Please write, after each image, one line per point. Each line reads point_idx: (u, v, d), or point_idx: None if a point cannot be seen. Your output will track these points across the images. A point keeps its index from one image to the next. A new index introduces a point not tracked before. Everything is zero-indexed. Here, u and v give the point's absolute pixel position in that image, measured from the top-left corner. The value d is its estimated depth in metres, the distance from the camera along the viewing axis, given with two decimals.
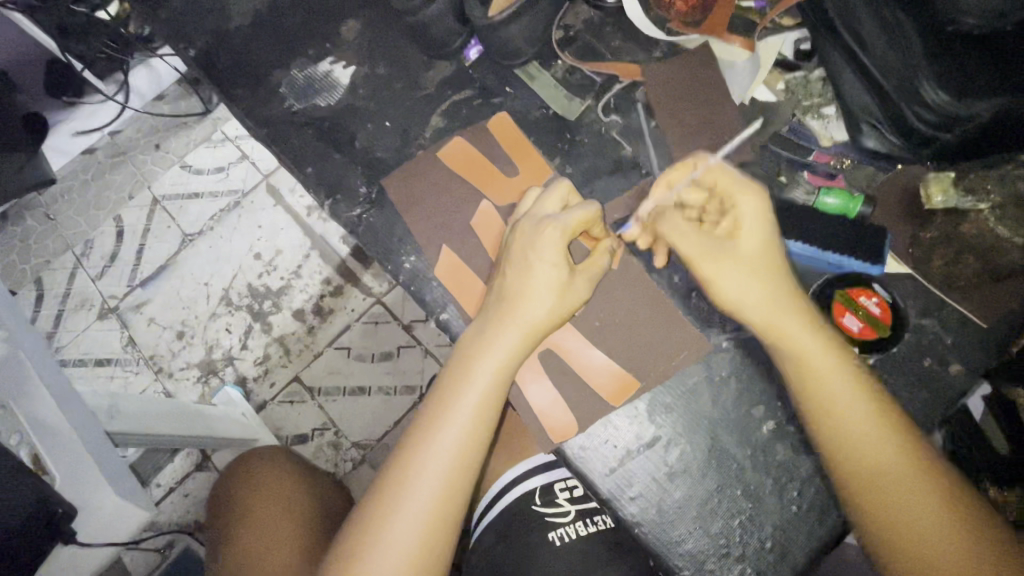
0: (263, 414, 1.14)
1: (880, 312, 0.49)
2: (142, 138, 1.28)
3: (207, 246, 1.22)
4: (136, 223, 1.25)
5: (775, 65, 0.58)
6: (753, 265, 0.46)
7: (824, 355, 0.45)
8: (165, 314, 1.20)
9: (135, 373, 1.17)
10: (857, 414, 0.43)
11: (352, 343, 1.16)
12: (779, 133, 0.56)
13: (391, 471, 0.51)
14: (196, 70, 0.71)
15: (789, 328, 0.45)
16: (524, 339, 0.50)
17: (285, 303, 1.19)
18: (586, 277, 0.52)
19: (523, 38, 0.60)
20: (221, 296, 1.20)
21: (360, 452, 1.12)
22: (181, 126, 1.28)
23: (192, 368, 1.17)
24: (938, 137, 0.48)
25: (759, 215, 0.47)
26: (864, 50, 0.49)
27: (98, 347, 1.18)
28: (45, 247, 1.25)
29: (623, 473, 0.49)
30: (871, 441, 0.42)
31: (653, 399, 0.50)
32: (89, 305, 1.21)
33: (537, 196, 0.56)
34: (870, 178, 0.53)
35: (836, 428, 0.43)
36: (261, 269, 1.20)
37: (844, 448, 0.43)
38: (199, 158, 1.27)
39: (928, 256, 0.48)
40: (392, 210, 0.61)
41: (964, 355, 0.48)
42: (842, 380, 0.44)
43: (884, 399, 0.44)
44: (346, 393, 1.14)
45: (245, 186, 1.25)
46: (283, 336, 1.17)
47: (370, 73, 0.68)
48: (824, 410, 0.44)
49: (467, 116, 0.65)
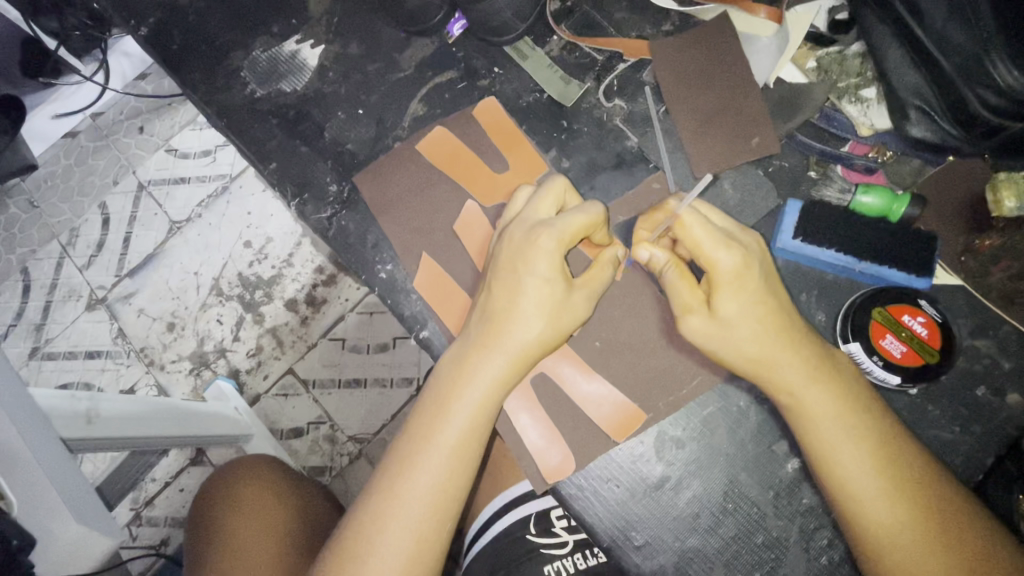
0: (257, 408, 1.09)
1: (927, 334, 0.41)
2: (125, 120, 1.20)
3: (195, 234, 1.16)
4: (122, 210, 1.18)
5: (806, 40, 0.49)
6: (743, 324, 0.39)
7: (832, 408, 0.38)
8: (154, 305, 1.14)
9: (126, 366, 1.11)
10: (872, 480, 0.37)
11: (347, 333, 1.10)
12: (809, 121, 0.48)
13: (360, 514, 0.44)
14: (149, 51, 0.63)
15: (791, 383, 0.39)
16: (512, 366, 0.44)
17: (277, 292, 1.12)
18: (587, 292, 0.45)
19: (511, 10, 0.52)
20: (211, 286, 1.14)
21: (357, 445, 1.07)
22: (166, 107, 1.20)
23: (184, 360, 1.11)
24: (1005, 128, 0.40)
25: (732, 275, 0.39)
26: (919, 21, 0.41)
27: (88, 339, 1.13)
28: (29, 237, 1.18)
29: (626, 518, 0.43)
30: (886, 508, 0.37)
31: (661, 433, 0.44)
32: (77, 295, 1.15)
33: (530, 195, 0.48)
34: (915, 174, 0.46)
35: (846, 495, 0.38)
36: (251, 257, 1.14)
37: (858, 516, 0.37)
38: (184, 142, 1.20)
39: (985, 269, 0.42)
40: (367, 213, 0.54)
41: (1023, 382, 0.41)
42: (851, 440, 0.38)
43: (905, 455, 0.38)
44: (341, 385, 1.09)
45: (233, 170, 1.18)
46: (275, 327, 1.11)
47: (342, 52, 0.60)
48: (834, 472, 0.38)
49: (450, 101, 0.57)
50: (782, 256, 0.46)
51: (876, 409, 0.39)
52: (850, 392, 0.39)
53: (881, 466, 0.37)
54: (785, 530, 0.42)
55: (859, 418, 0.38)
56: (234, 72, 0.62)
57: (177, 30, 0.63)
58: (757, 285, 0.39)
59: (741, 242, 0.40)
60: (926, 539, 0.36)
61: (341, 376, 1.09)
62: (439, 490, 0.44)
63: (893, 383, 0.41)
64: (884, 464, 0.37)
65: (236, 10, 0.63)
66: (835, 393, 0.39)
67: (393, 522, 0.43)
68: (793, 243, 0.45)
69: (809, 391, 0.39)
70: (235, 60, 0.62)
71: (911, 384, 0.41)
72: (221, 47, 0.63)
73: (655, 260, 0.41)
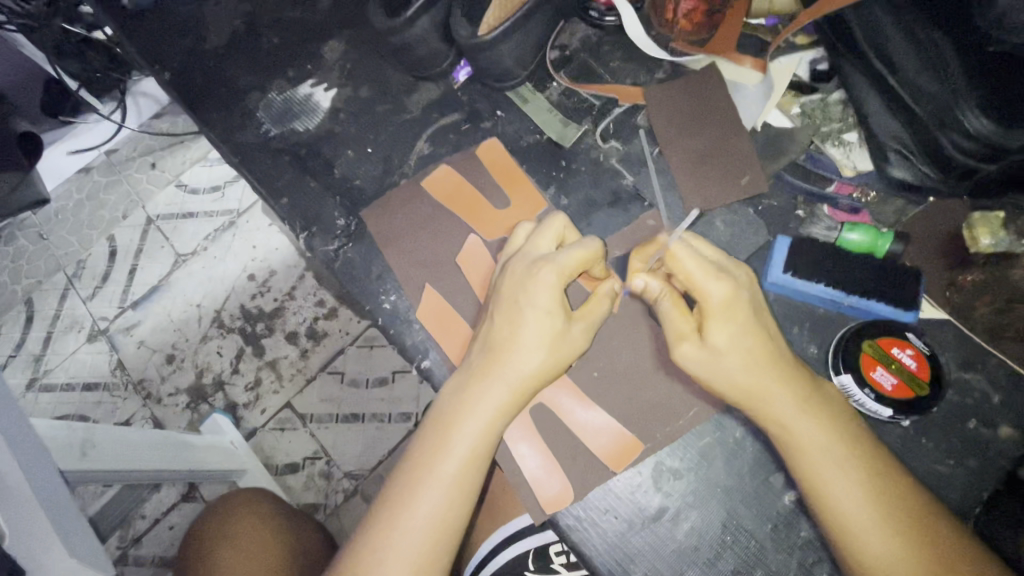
0: (252, 442, 1.08)
1: (916, 365, 0.43)
2: (138, 155, 1.24)
3: (200, 267, 1.18)
4: (130, 243, 1.21)
5: (789, 88, 0.52)
6: (736, 352, 0.40)
7: (826, 440, 0.39)
8: (154, 336, 1.14)
9: (123, 398, 1.12)
10: (865, 510, 0.37)
11: (345, 367, 1.11)
12: (798, 161, 0.51)
13: (359, 547, 0.45)
14: (170, 93, 0.67)
15: (782, 413, 0.40)
16: (512, 395, 0.45)
17: (279, 325, 1.13)
18: (585, 325, 0.46)
19: (513, 58, 0.56)
20: (212, 318, 1.15)
21: (353, 482, 1.06)
22: (178, 144, 1.24)
23: (182, 394, 1.11)
24: (980, 170, 0.42)
25: (722, 305, 0.40)
26: (892, 72, 0.44)
27: (87, 371, 1.13)
28: (37, 267, 1.20)
29: (625, 551, 0.43)
30: (882, 543, 0.37)
31: (658, 463, 0.45)
32: (79, 327, 1.16)
33: (531, 231, 0.50)
34: (899, 213, 0.49)
35: (841, 525, 0.38)
36: (255, 290, 1.16)
37: (854, 548, 0.37)
38: (194, 177, 1.23)
39: (970, 303, 0.43)
40: (372, 245, 0.56)
41: (1013, 415, 0.42)
42: (844, 472, 0.38)
43: (899, 488, 0.38)
44: (339, 420, 1.09)
45: (241, 206, 1.21)
46: (275, 360, 1.12)
47: (353, 95, 0.63)
48: (828, 503, 0.38)
49: (455, 141, 0.60)
50: (773, 290, 0.47)
51: (865, 441, 0.40)
52: (838, 422, 0.40)
53: (874, 498, 0.37)
54: (783, 564, 0.42)
55: (851, 449, 0.39)
56: (250, 113, 0.65)
57: (198, 74, 0.67)
58: (747, 314, 0.40)
59: (732, 274, 0.41)
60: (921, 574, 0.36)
61: (338, 411, 1.09)
62: (439, 520, 0.44)
63: (886, 416, 0.42)
64: (876, 494, 0.38)
65: (257, 59, 0.68)
66: (826, 424, 0.39)
67: (392, 554, 0.43)
68: (783, 278, 0.47)
69: (801, 422, 0.39)
70: (250, 102, 0.66)
71: (903, 415, 0.42)
72: (239, 90, 0.66)
73: (649, 289, 0.44)
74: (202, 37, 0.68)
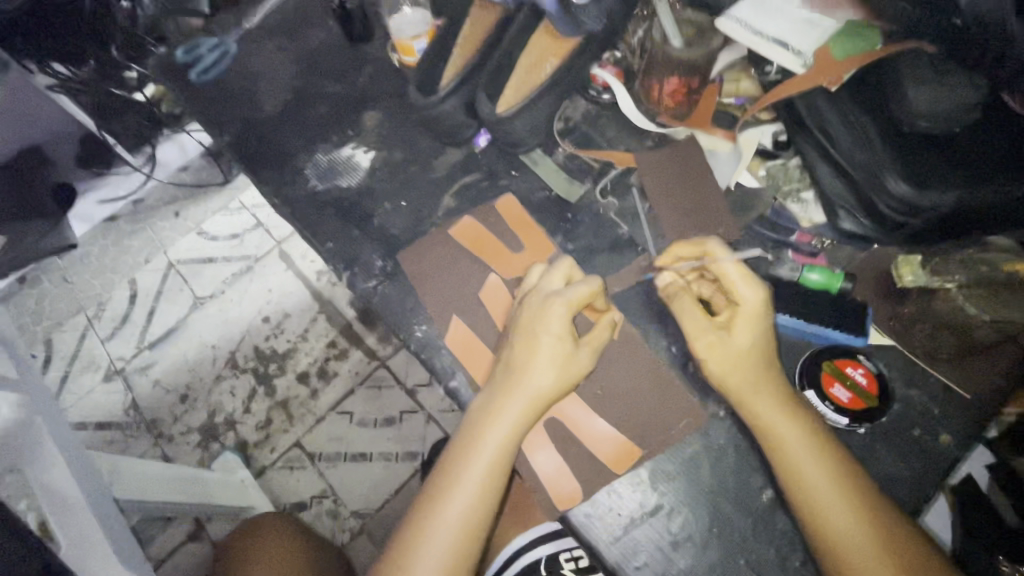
0: (263, 480, 1.20)
1: (867, 382, 0.51)
2: (161, 204, 1.43)
3: (216, 310, 1.34)
4: (150, 287, 1.37)
5: (756, 153, 0.63)
6: (745, 349, 0.49)
7: (806, 444, 0.46)
8: (170, 376, 1.28)
9: (135, 437, 1.25)
10: (830, 490, 0.45)
11: (354, 408, 1.23)
12: (762, 215, 0.62)
13: (401, 540, 0.52)
14: (229, 153, 0.79)
15: (772, 420, 0.48)
16: (529, 410, 0.53)
17: (290, 366, 1.27)
18: (590, 348, 0.55)
19: (527, 130, 0.68)
20: (226, 358, 1.29)
21: (359, 520, 1.15)
22: (199, 195, 1.44)
23: (193, 432, 1.24)
24: (906, 223, 0.53)
25: (751, 309, 0.50)
26: (833, 145, 0.55)
27: (101, 410, 1.27)
28: (58, 310, 1.36)
29: (628, 542, 0.50)
30: (843, 519, 0.44)
31: (655, 467, 0.52)
32: (96, 366, 1.31)
33: (542, 272, 0.60)
34: (850, 257, 0.58)
35: (820, 520, 0.45)
36: (268, 332, 1.30)
37: (830, 540, 0.44)
38: (214, 226, 1.41)
39: (909, 331, 0.52)
40: (406, 283, 0.66)
41: (950, 425, 0.50)
42: (821, 473, 0.46)
43: (864, 488, 0.46)
44: (347, 458, 1.20)
45: (257, 253, 1.38)
46: (286, 400, 1.25)
47: (389, 157, 0.75)
48: (803, 486, 0.46)
49: (476, 197, 0.70)
50: None
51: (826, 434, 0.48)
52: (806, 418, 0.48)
53: (846, 496, 0.45)
54: (764, 554, 0.49)
55: (826, 454, 0.46)
56: (299, 171, 0.76)
57: (254, 138, 0.79)
58: (769, 320, 0.50)
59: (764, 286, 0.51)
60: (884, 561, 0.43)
61: (347, 451, 1.20)
62: (470, 516, 0.51)
63: (843, 424, 0.50)
64: (838, 477, 0.45)
65: (305, 126, 0.79)
66: (806, 432, 0.47)
67: (431, 544, 0.50)
68: None
69: (786, 428, 0.47)
70: (300, 162, 0.77)
71: (858, 424, 0.50)
72: (290, 151, 0.78)
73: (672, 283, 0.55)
74: (260, 108, 0.81)
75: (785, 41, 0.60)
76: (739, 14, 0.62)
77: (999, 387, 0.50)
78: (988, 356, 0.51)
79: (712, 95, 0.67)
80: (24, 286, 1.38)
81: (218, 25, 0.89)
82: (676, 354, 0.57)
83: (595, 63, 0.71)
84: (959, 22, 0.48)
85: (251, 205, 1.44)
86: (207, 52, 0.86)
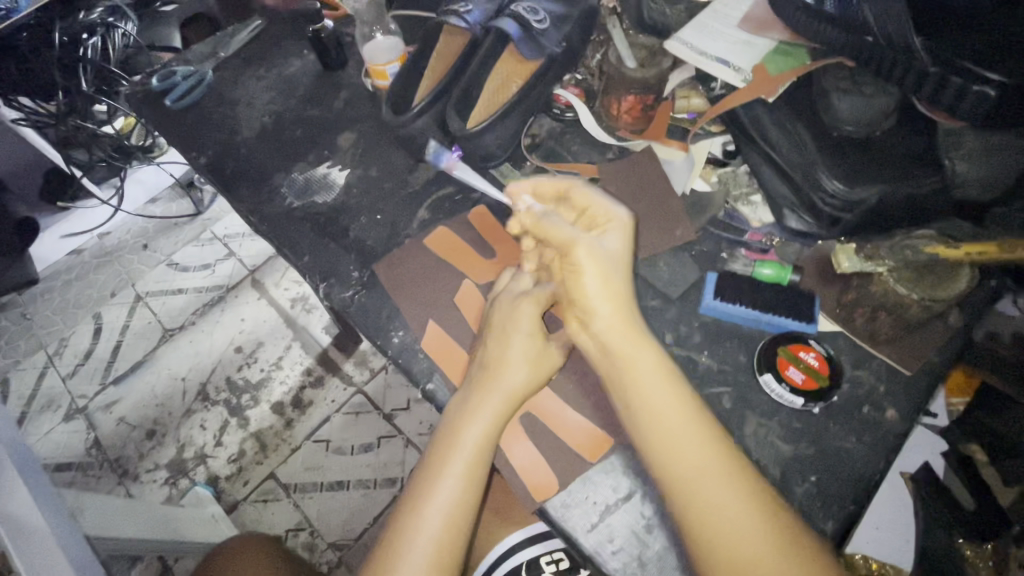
0: (234, 515, 1.16)
1: (818, 363, 0.56)
2: (131, 238, 1.49)
3: (187, 340, 1.33)
4: (116, 320, 1.38)
5: (707, 162, 0.69)
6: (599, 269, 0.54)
7: (664, 390, 0.49)
8: (135, 412, 1.25)
9: (97, 477, 1.20)
10: (674, 415, 0.48)
11: (331, 435, 1.22)
12: (716, 217, 0.66)
13: (385, 541, 0.52)
14: (204, 173, 0.80)
15: (636, 363, 0.50)
16: (505, 406, 0.55)
17: (263, 396, 1.26)
18: (560, 344, 0.58)
19: (496, 144, 0.71)
20: (197, 391, 1.27)
21: (336, 553, 1.11)
22: (170, 228, 1.50)
23: (161, 470, 1.20)
24: (841, 218, 0.59)
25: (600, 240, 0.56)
26: (773, 149, 0.62)
27: (60, 450, 1.23)
28: (17, 348, 1.36)
29: (604, 528, 0.51)
30: (684, 442, 0.47)
31: (627, 454, 0.54)
32: (56, 405, 1.28)
33: (512, 275, 0.63)
34: (798, 252, 0.63)
35: (671, 462, 0.46)
36: (241, 361, 1.30)
37: (681, 482, 0.46)
38: (185, 256, 1.46)
39: (851, 315, 0.57)
40: (383, 291, 0.68)
41: (897, 402, 0.55)
42: (679, 422, 0.48)
43: (726, 450, 0.47)
44: (324, 488, 1.17)
45: (229, 282, 1.41)
46: (259, 431, 1.23)
47: (364, 174, 0.77)
48: (647, 409, 0.49)
49: (450, 209, 0.73)
50: (707, 312, 0.60)
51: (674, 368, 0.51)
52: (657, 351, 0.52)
53: (706, 453, 0.46)
54: None
55: (685, 404, 0.49)
56: (275, 189, 0.78)
57: (230, 158, 0.81)
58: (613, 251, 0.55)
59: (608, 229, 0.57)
60: (736, 504, 0.44)
61: (323, 480, 1.18)
62: (453, 512, 0.51)
63: (800, 404, 0.54)
64: (683, 406, 0.49)
65: (281, 147, 0.82)
66: (667, 386, 0.50)
67: (415, 542, 0.50)
68: (715, 302, 0.60)
69: (650, 380, 0.50)
70: (277, 180, 0.79)
71: (813, 404, 0.54)
72: (266, 171, 0.80)
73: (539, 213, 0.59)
74: (236, 131, 0.83)
75: (725, 59, 0.67)
76: (686, 37, 0.70)
77: (933, 364, 0.56)
78: (923, 335, 0.56)
79: (667, 111, 0.73)
80: None
81: (195, 54, 0.92)
82: None
83: (557, 84, 0.77)
84: (870, 37, 0.55)
85: (221, 234, 1.49)
86: (180, 79, 0.87)
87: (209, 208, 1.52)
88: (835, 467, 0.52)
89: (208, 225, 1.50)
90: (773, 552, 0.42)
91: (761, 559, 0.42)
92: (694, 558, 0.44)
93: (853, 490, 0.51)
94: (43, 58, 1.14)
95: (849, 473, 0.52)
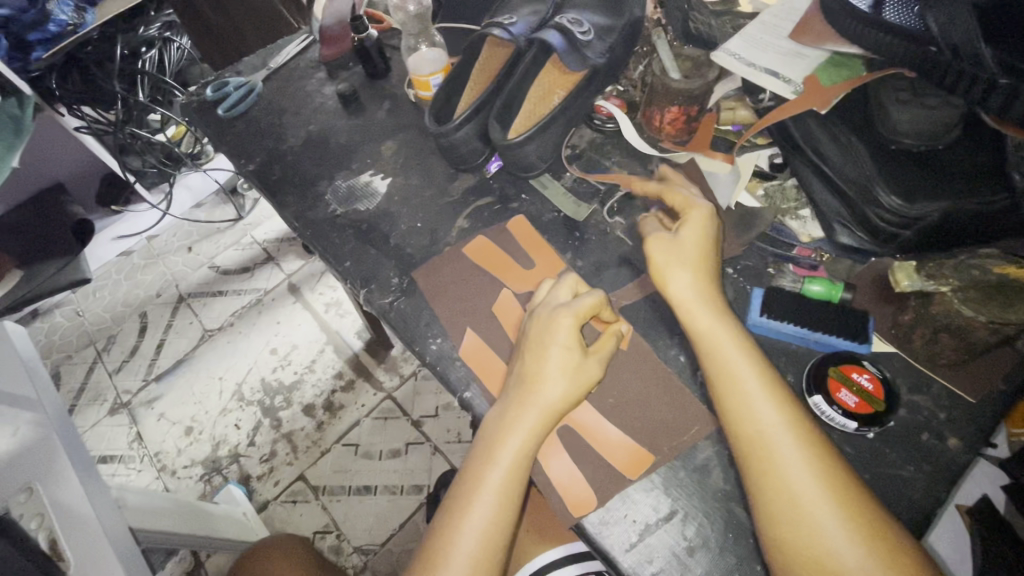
0: (265, 514, 1.18)
1: (872, 386, 0.54)
2: (177, 240, 1.55)
3: (226, 341, 1.37)
4: (162, 319, 1.43)
5: (753, 175, 0.68)
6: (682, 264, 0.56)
7: (755, 376, 0.50)
8: (175, 409, 1.30)
9: (138, 470, 1.24)
10: (756, 387, 0.50)
11: (361, 438, 1.23)
12: (765, 233, 0.65)
13: (433, 543, 0.52)
14: (251, 180, 0.83)
15: (724, 345, 0.52)
16: (542, 420, 0.54)
17: (296, 397, 1.29)
18: (598, 357, 0.56)
19: (536, 155, 0.71)
20: (234, 391, 1.31)
21: (362, 557, 1.12)
22: (215, 231, 1.55)
23: (196, 466, 1.23)
24: (899, 234, 0.57)
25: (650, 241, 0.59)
26: (826, 162, 0.61)
27: (105, 442, 1.27)
28: (69, 343, 1.42)
29: (643, 548, 0.50)
30: (767, 411, 0.48)
31: (668, 473, 0.53)
32: (102, 400, 1.33)
33: (550, 286, 0.62)
34: (849, 270, 0.61)
35: (754, 440, 0.48)
36: (276, 363, 1.33)
37: (764, 460, 0.47)
38: (227, 259, 1.50)
39: (909, 337, 0.55)
40: (421, 298, 0.68)
41: (958, 430, 0.52)
42: (766, 402, 0.49)
43: (805, 423, 0.48)
44: (351, 492, 1.18)
45: (268, 285, 1.44)
46: (292, 432, 1.25)
47: (404, 183, 0.78)
48: (734, 379, 0.50)
49: (489, 218, 0.73)
50: (754, 329, 0.59)
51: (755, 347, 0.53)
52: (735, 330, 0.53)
53: (787, 423, 0.48)
54: None
55: (776, 392, 0.50)
56: (319, 196, 0.79)
57: (276, 166, 0.84)
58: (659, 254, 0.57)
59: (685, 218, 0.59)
60: (808, 474, 0.45)
61: (351, 484, 1.19)
62: (494, 522, 0.51)
63: (852, 428, 0.52)
64: (769, 380, 0.50)
65: (324, 156, 0.83)
66: (751, 358, 0.51)
67: (459, 546, 0.50)
68: (761, 320, 0.58)
69: (732, 353, 0.52)
70: (320, 188, 0.80)
71: (867, 428, 0.52)
72: (309, 179, 0.81)
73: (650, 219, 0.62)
74: (282, 140, 0.86)
75: (775, 71, 0.66)
76: (734, 50, 0.69)
77: (999, 391, 0.53)
78: (987, 361, 0.54)
79: (711, 123, 0.72)
80: (37, 320, 1.46)
81: (246, 67, 0.96)
82: (685, 363, 0.59)
83: (599, 95, 0.76)
84: (933, 49, 0.53)
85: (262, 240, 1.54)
86: (231, 89, 0.91)
87: (251, 214, 1.58)
88: (889, 497, 0.50)
89: (249, 230, 1.55)
90: (843, 531, 0.43)
91: (835, 537, 0.43)
92: (759, 525, 0.46)
93: (906, 523, 0.49)
94: (103, 72, 1.22)
95: (903, 505, 0.50)
